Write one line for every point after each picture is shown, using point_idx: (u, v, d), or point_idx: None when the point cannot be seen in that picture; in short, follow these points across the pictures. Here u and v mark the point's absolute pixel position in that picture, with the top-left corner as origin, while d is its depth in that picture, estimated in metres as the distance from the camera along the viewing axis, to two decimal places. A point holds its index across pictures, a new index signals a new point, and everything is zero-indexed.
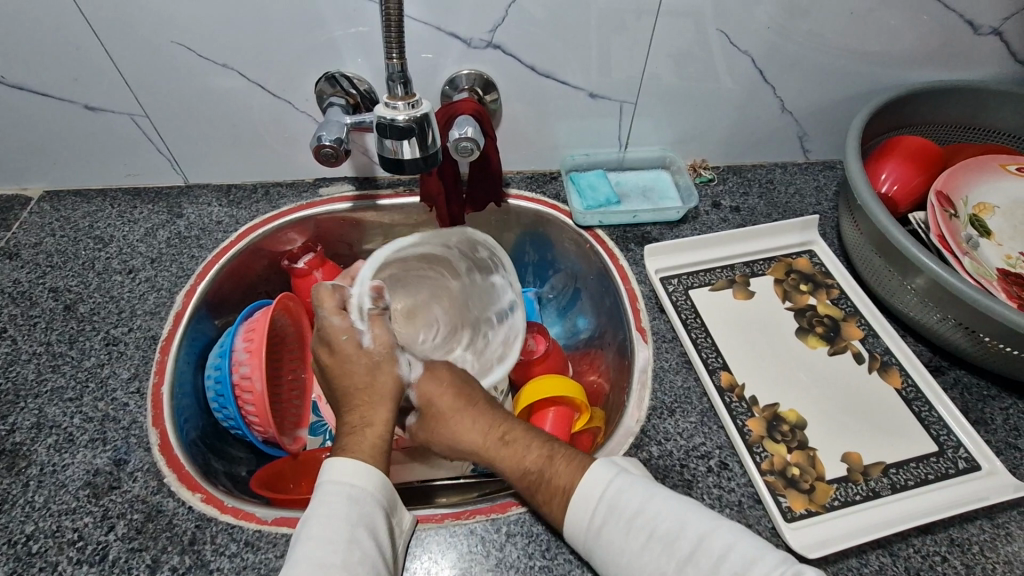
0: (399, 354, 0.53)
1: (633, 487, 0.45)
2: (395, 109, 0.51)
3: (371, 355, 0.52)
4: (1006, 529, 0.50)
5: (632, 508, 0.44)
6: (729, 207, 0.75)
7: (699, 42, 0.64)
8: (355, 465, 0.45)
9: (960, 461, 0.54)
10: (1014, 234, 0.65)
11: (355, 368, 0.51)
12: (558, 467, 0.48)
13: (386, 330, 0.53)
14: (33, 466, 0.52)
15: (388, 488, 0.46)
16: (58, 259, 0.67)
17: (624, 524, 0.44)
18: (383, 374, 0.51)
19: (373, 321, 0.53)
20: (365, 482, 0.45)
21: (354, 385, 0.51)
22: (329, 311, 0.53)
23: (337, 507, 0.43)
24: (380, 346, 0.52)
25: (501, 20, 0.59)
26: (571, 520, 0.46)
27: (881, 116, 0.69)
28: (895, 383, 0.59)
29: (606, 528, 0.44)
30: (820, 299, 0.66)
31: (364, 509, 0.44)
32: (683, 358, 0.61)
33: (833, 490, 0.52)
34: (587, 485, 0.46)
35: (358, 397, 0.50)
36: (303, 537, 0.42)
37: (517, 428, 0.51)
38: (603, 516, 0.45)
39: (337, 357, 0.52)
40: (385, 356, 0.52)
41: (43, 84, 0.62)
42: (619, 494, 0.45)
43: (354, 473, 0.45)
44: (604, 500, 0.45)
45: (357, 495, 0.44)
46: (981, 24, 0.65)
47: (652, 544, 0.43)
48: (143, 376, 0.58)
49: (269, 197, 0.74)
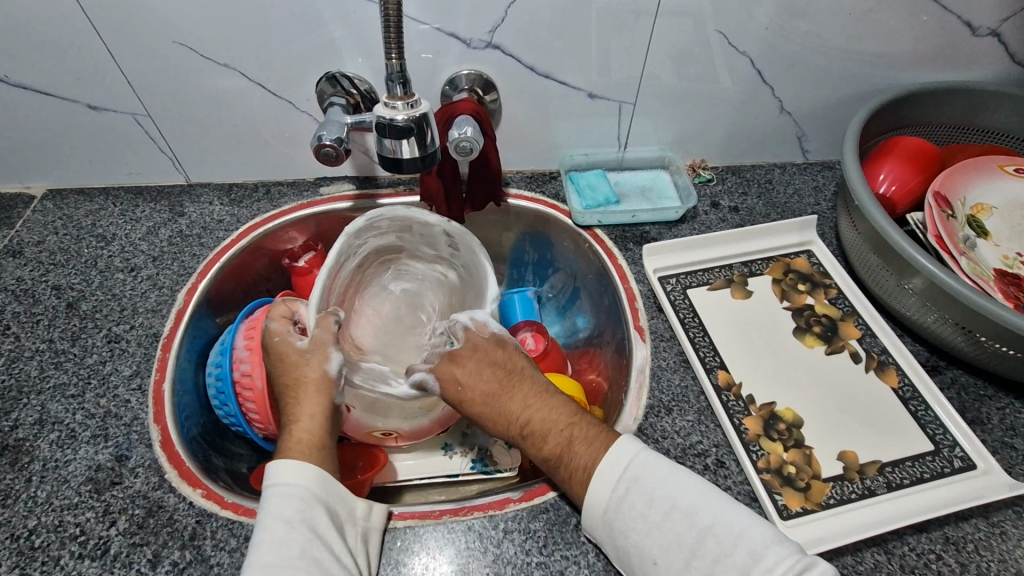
0: (332, 351, 0.53)
1: (655, 464, 0.46)
2: (394, 109, 0.52)
3: (304, 355, 0.53)
4: (1001, 527, 0.50)
5: (654, 482, 0.45)
6: (728, 207, 0.75)
7: (698, 42, 0.64)
8: (287, 465, 0.46)
9: (955, 460, 0.54)
10: (1012, 234, 0.65)
11: (293, 364, 0.53)
12: (577, 449, 0.48)
13: (326, 330, 0.54)
14: (36, 461, 0.52)
15: (325, 482, 0.47)
16: (60, 257, 0.68)
17: (645, 498, 0.45)
18: (314, 370, 0.52)
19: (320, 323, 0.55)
20: (299, 480, 0.46)
21: (290, 379, 0.52)
22: (275, 319, 0.56)
23: (274, 508, 0.44)
24: (314, 344, 0.53)
25: (501, 20, 0.60)
26: (591, 498, 0.46)
27: (879, 116, 0.70)
28: (892, 382, 0.59)
29: (625, 505, 0.45)
30: (818, 299, 0.67)
31: (303, 505, 0.45)
32: (681, 357, 0.61)
33: (829, 489, 0.52)
34: (609, 462, 0.47)
35: (295, 392, 0.52)
36: (252, 539, 0.44)
37: (537, 414, 0.50)
38: (622, 492, 0.46)
39: (274, 356, 0.54)
40: (316, 354, 0.53)
41: (47, 84, 0.63)
42: (642, 468, 0.46)
43: (290, 472, 0.46)
44: (627, 472, 0.46)
45: (291, 493, 0.45)
46: (979, 24, 0.65)
47: (672, 517, 0.44)
48: (144, 373, 0.59)
49: (270, 196, 0.75)
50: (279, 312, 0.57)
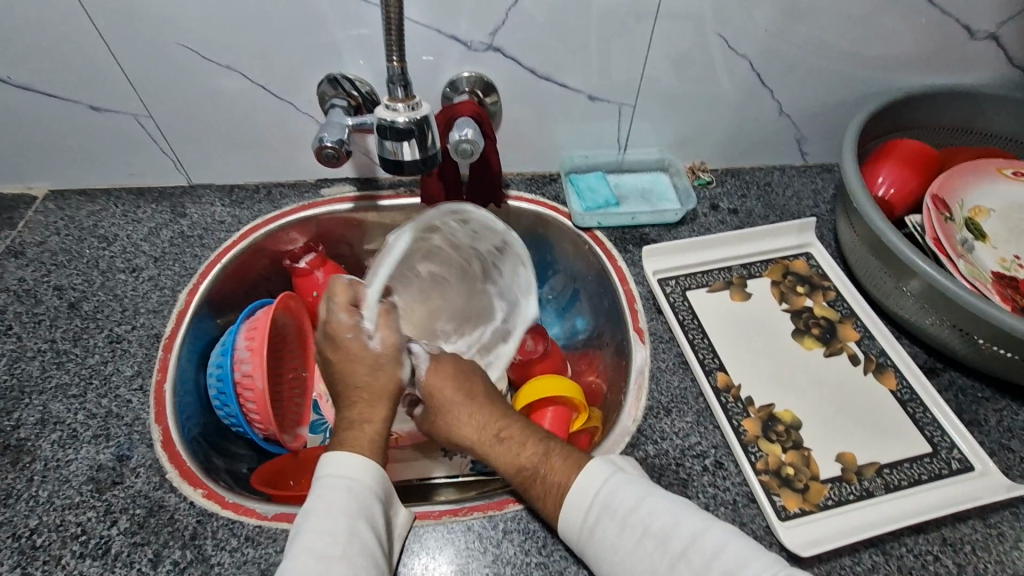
0: (404, 357, 0.53)
1: (628, 487, 0.46)
2: (395, 111, 0.52)
3: (375, 355, 0.52)
4: (998, 529, 0.50)
5: (626, 505, 0.45)
6: (727, 209, 0.75)
7: (699, 45, 0.64)
8: (353, 458, 0.46)
9: (953, 462, 0.54)
10: (1009, 238, 0.66)
11: (360, 368, 0.51)
12: (554, 463, 0.49)
13: (393, 330, 0.53)
14: (37, 461, 0.53)
15: (383, 483, 0.47)
16: (62, 258, 0.68)
17: (618, 521, 0.45)
18: (384, 375, 0.52)
19: (382, 319, 0.53)
20: (364, 476, 0.46)
21: (354, 382, 0.51)
22: (341, 309, 0.53)
23: (337, 499, 0.44)
24: (387, 348, 0.52)
25: (502, 22, 0.60)
26: (565, 519, 0.47)
27: (878, 119, 0.70)
28: (890, 384, 0.60)
29: (598, 530, 0.45)
30: (816, 301, 0.67)
31: (363, 500, 0.45)
32: (680, 358, 0.62)
33: (827, 490, 0.53)
34: (585, 481, 0.47)
35: (361, 395, 0.51)
36: (303, 528, 0.43)
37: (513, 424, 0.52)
38: (595, 517, 0.45)
39: (341, 354, 0.52)
40: (389, 358, 0.52)
41: (50, 85, 0.63)
42: (612, 493, 0.46)
43: (354, 467, 0.46)
44: (598, 499, 0.46)
45: (355, 488, 0.45)
46: (977, 28, 0.66)
47: (646, 541, 0.44)
48: (146, 374, 0.59)
49: (271, 198, 0.75)
50: (343, 300, 0.53)
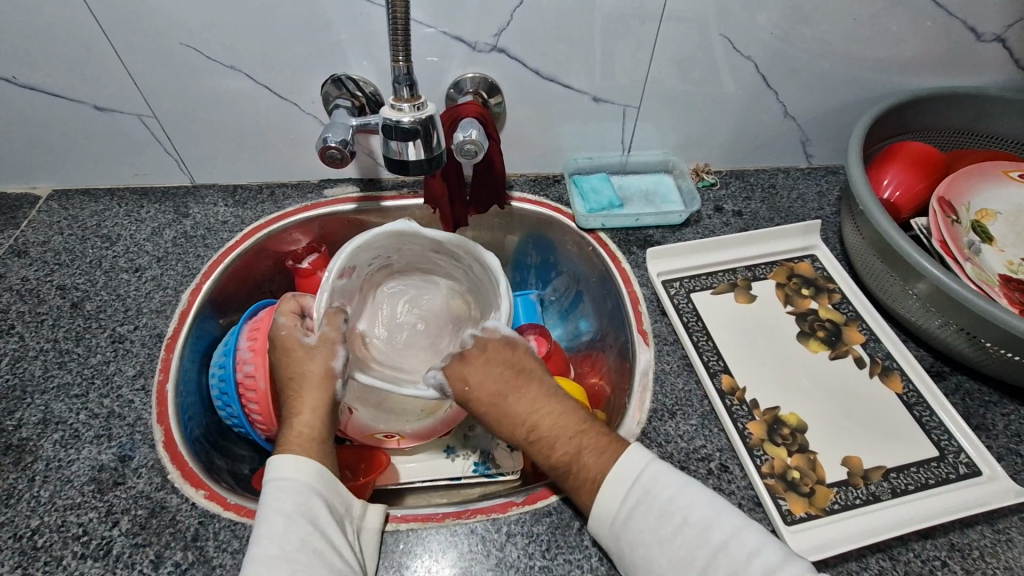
0: (338, 349, 0.55)
1: (667, 475, 0.46)
2: (400, 111, 0.52)
3: (310, 348, 0.54)
4: (1007, 535, 0.50)
5: (665, 494, 0.45)
6: (732, 211, 0.75)
7: (703, 46, 0.64)
8: (285, 460, 0.47)
9: (961, 467, 0.54)
10: (1016, 241, 0.65)
11: (296, 361, 0.54)
12: (585, 462, 0.48)
13: (336, 328, 0.56)
14: (39, 461, 0.52)
15: (323, 476, 0.48)
16: (65, 257, 0.68)
17: (656, 509, 0.45)
18: (320, 366, 0.53)
19: (328, 319, 0.56)
20: (299, 475, 0.47)
21: (289, 373, 0.54)
22: (283, 314, 0.57)
23: (274, 502, 0.45)
24: (325, 343, 0.55)
25: (506, 23, 0.60)
26: (599, 507, 0.46)
27: (883, 122, 0.70)
28: (896, 388, 0.59)
29: (634, 516, 0.45)
30: (821, 303, 0.67)
31: (302, 499, 0.46)
32: (685, 361, 0.61)
33: (833, 494, 0.52)
34: (620, 471, 0.47)
35: (296, 386, 0.52)
36: (252, 535, 0.44)
37: (548, 419, 0.50)
38: (632, 504, 0.46)
39: (281, 351, 0.54)
40: (323, 351, 0.54)
41: (55, 85, 0.63)
42: (653, 481, 0.46)
43: (289, 467, 0.47)
44: (638, 484, 0.46)
45: (293, 487, 0.46)
46: (984, 31, 0.65)
47: (683, 531, 0.44)
48: (148, 374, 0.59)
49: (274, 198, 0.75)
50: (287, 308, 0.57)
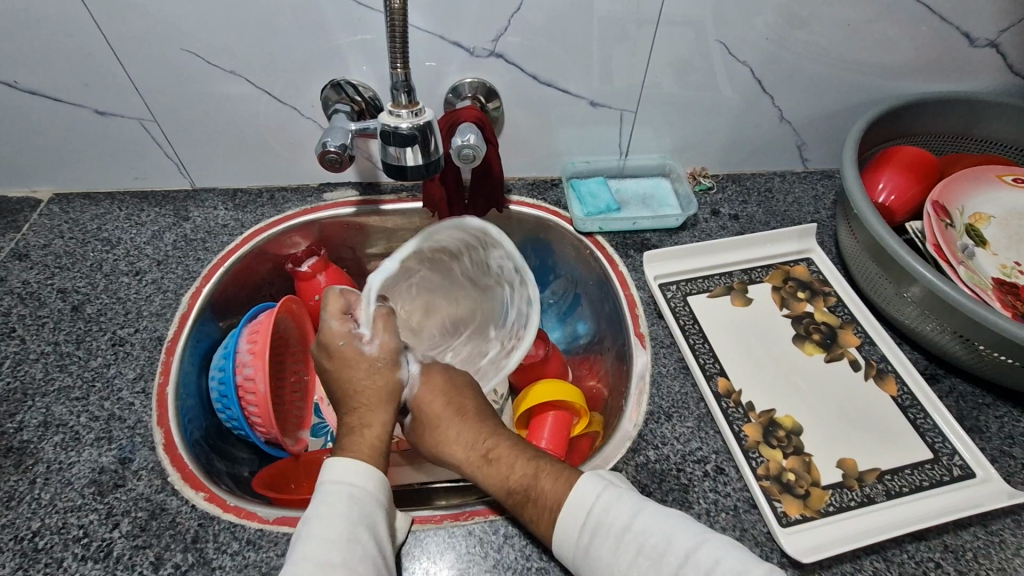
0: (400, 359, 0.54)
1: (621, 503, 0.45)
2: (398, 117, 0.52)
3: (373, 360, 0.53)
4: (1000, 536, 0.50)
5: (619, 523, 0.44)
6: (728, 215, 0.76)
7: (699, 51, 0.65)
8: (358, 466, 0.47)
9: (955, 468, 0.54)
10: (1010, 244, 0.66)
11: (355, 371, 0.52)
12: (542, 486, 0.48)
13: (392, 334, 0.54)
14: (40, 463, 0.53)
15: (383, 487, 0.48)
16: (66, 260, 0.68)
17: (611, 540, 0.44)
18: (382, 379, 0.53)
19: (382, 324, 0.54)
20: (363, 482, 0.46)
21: (352, 385, 0.52)
22: (333, 316, 0.54)
23: (337, 507, 0.44)
24: (384, 352, 0.53)
25: (504, 29, 0.61)
26: (560, 538, 0.46)
27: (878, 126, 0.70)
28: (891, 391, 0.60)
29: (592, 547, 0.45)
30: (817, 307, 0.67)
31: (364, 507, 0.45)
32: (681, 363, 0.62)
33: (828, 496, 0.52)
34: (574, 500, 0.46)
35: (361, 399, 0.52)
36: (305, 538, 0.43)
37: (502, 445, 0.52)
38: (587, 537, 0.45)
39: (336, 359, 0.53)
40: (386, 362, 0.53)
41: (56, 90, 0.63)
42: (605, 511, 0.45)
43: (355, 473, 0.46)
44: (590, 517, 0.45)
45: (358, 495, 0.46)
46: (977, 36, 0.66)
47: (639, 561, 0.43)
48: (148, 376, 0.59)
49: (274, 202, 0.76)
50: (335, 307, 0.55)
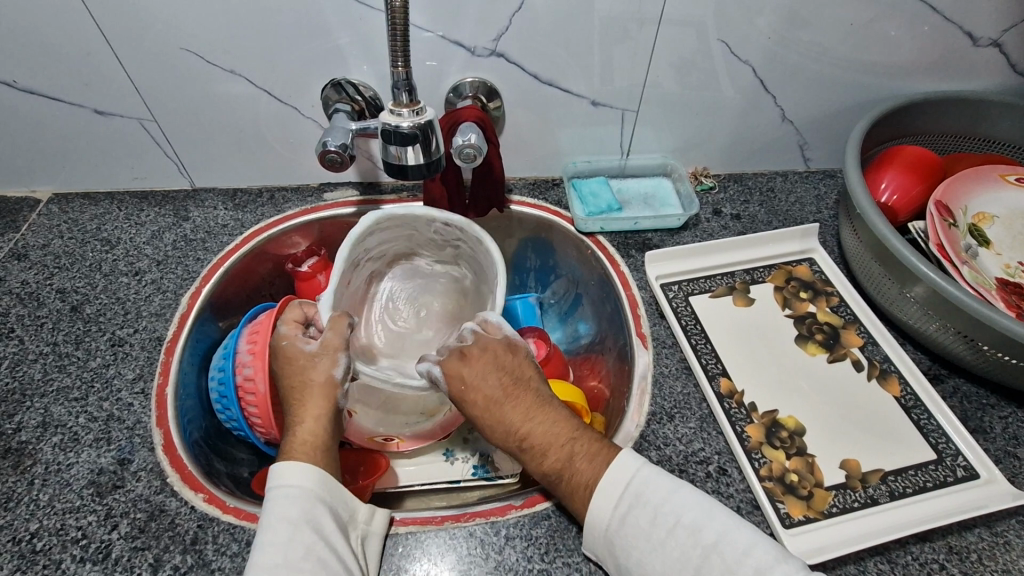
0: (339, 356, 0.56)
1: (659, 480, 0.46)
2: (399, 116, 0.52)
3: (311, 356, 0.56)
4: (1004, 537, 0.50)
5: (658, 498, 0.45)
6: (730, 215, 0.75)
7: (701, 51, 0.64)
8: (294, 466, 0.48)
9: (959, 469, 0.54)
10: (1013, 244, 0.65)
11: (298, 368, 0.55)
12: (578, 466, 0.48)
13: (337, 333, 0.57)
14: (38, 464, 0.52)
15: (325, 483, 0.48)
16: (65, 260, 0.68)
17: (649, 513, 0.45)
18: (321, 375, 0.55)
19: (332, 324, 0.57)
20: (303, 482, 0.47)
21: (293, 382, 0.55)
22: (286, 323, 0.59)
23: (279, 509, 0.45)
24: (325, 349, 0.56)
25: (505, 28, 0.60)
26: (593, 513, 0.46)
27: (881, 126, 0.70)
28: (894, 391, 0.59)
29: (628, 520, 0.45)
30: (820, 307, 0.67)
31: (306, 506, 0.46)
32: (683, 364, 0.61)
33: (831, 497, 0.52)
34: (611, 476, 0.46)
35: (297, 394, 0.54)
36: (256, 542, 0.44)
37: (538, 427, 0.50)
38: (625, 509, 0.46)
39: (281, 359, 0.56)
40: (325, 357, 0.55)
41: (55, 89, 0.63)
42: (644, 485, 0.46)
43: (293, 474, 0.47)
44: (630, 488, 0.46)
45: (297, 495, 0.46)
46: (980, 35, 0.66)
47: (675, 534, 0.44)
48: (147, 377, 0.59)
49: (274, 202, 0.75)
50: (291, 316, 0.60)
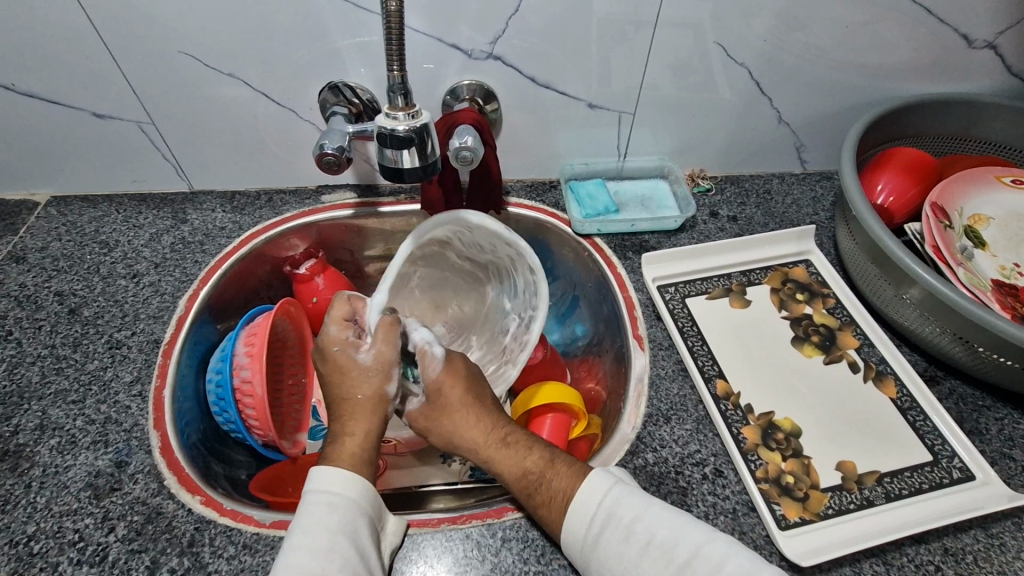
0: (394, 371, 0.53)
1: (630, 497, 0.46)
2: (395, 119, 0.52)
3: (367, 368, 0.52)
4: (1000, 539, 0.50)
5: (630, 515, 0.45)
6: (727, 216, 0.75)
7: (698, 53, 0.65)
8: (339, 473, 0.46)
9: (954, 471, 0.54)
10: (1009, 246, 0.66)
11: (349, 379, 0.52)
12: (558, 471, 0.49)
13: (389, 346, 0.53)
14: (36, 467, 0.52)
15: (369, 494, 0.47)
16: (63, 263, 0.68)
17: (621, 531, 0.45)
18: (373, 389, 0.52)
19: (383, 334, 0.53)
20: (348, 490, 0.46)
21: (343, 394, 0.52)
22: (334, 322, 0.55)
23: (319, 515, 0.44)
24: (378, 363, 0.53)
25: (502, 31, 0.60)
26: (568, 531, 0.46)
27: (877, 127, 0.70)
28: (890, 393, 0.59)
29: (603, 538, 0.45)
30: (816, 308, 0.67)
31: (347, 515, 0.45)
32: (680, 366, 0.62)
33: (827, 499, 0.52)
34: (586, 491, 0.46)
35: (347, 408, 0.52)
36: (287, 547, 0.43)
37: (518, 434, 0.52)
38: (598, 528, 0.45)
39: (331, 366, 0.53)
40: (377, 373, 0.52)
41: (53, 92, 0.63)
42: (617, 503, 0.46)
43: (338, 481, 0.46)
44: (602, 506, 0.46)
45: (339, 503, 0.45)
46: (975, 37, 0.66)
47: (649, 552, 0.44)
48: (145, 379, 0.59)
49: (272, 204, 0.75)
50: (340, 313, 0.55)
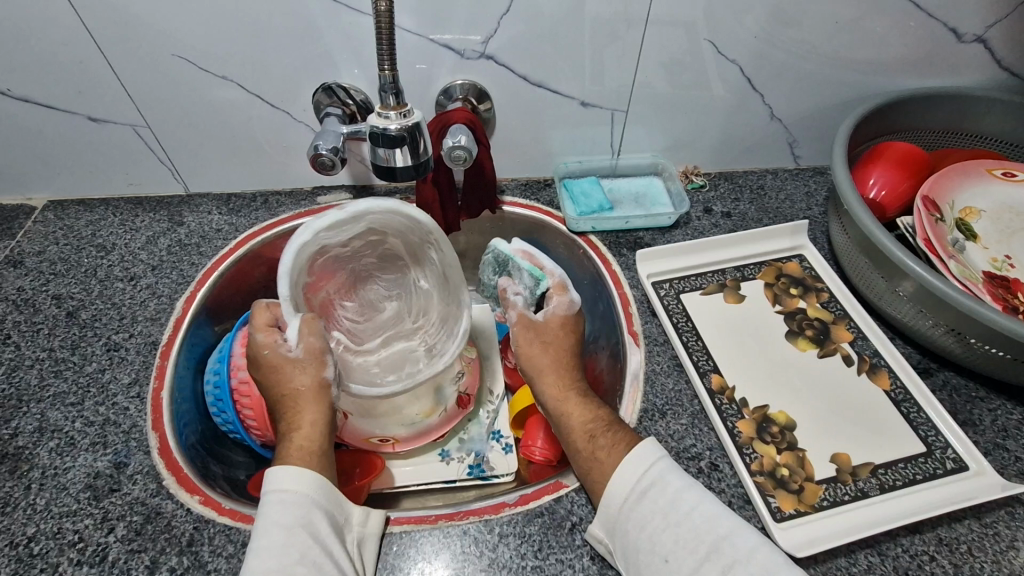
0: (326, 358, 0.53)
1: (676, 471, 0.48)
2: (387, 119, 0.52)
3: (296, 361, 0.52)
4: (994, 528, 0.50)
5: (677, 485, 0.47)
6: (721, 213, 0.76)
7: (689, 51, 0.65)
8: (287, 471, 0.47)
9: (948, 462, 0.55)
10: (1000, 238, 0.66)
11: (285, 376, 0.52)
12: (617, 430, 0.52)
13: (318, 336, 0.53)
14: (35, 468, 0.53)
15: (323, 487, 0.48)
16: (60, 267, 0.69)
17: (665, 499, 0.47)
18: (309, 377, 0.52)
19: (306, 328, 0.53)
20: (298, 487, 0.46)
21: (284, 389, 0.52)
22: (259, 329, 0.54)
23: (273, 516, 0.45)
24: (309, 353, 0.53)
25: (493, 31, 0.61)
26: (611, 491, 0.48)
27: (868, 122, 0.71)
28: (884, 384, 0.60)
29: (645, 501, 0.47)
30: (810, 303, 0.67)
31: (302, 510, 0.46)
32: (675, 361, 0.62)
33: (822, 491, 0.53)
34: (639, 453, 0.49)
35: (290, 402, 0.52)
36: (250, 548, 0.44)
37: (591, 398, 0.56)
38: (644, 488, 0.47)
39: (265, 370, 0.53)
40: (311, 362, 0.53)
41: (48, 97, 0.64)
42: (665, 472, 0.48)
43: (289, 479, 0.46)
44: (651, 473, 0.48)
45: (293, 500, 0.46)
46: (964, 31, 0.66)
47: (693, 516, 0.45)
48: (143, 381, 0.59)
49: (268, 205, 0.76)
50: (262, 321, 0.55)
